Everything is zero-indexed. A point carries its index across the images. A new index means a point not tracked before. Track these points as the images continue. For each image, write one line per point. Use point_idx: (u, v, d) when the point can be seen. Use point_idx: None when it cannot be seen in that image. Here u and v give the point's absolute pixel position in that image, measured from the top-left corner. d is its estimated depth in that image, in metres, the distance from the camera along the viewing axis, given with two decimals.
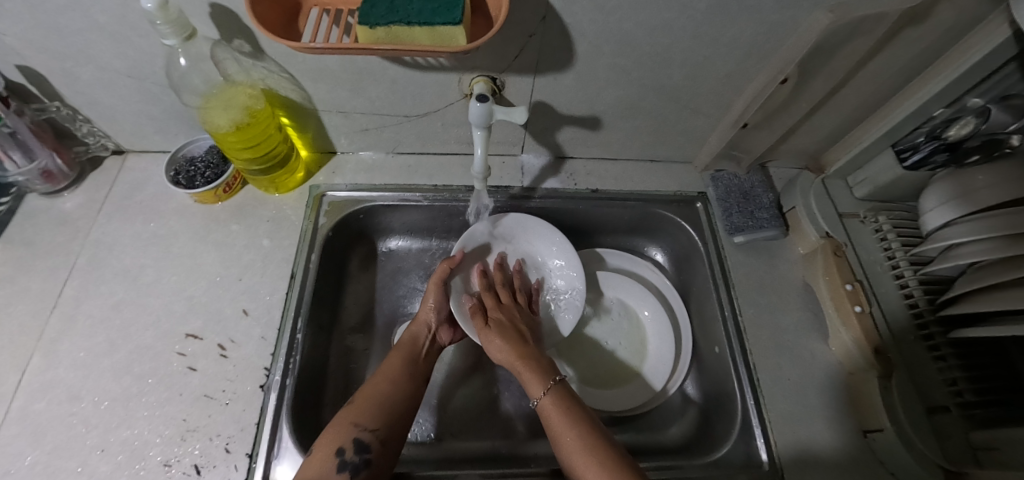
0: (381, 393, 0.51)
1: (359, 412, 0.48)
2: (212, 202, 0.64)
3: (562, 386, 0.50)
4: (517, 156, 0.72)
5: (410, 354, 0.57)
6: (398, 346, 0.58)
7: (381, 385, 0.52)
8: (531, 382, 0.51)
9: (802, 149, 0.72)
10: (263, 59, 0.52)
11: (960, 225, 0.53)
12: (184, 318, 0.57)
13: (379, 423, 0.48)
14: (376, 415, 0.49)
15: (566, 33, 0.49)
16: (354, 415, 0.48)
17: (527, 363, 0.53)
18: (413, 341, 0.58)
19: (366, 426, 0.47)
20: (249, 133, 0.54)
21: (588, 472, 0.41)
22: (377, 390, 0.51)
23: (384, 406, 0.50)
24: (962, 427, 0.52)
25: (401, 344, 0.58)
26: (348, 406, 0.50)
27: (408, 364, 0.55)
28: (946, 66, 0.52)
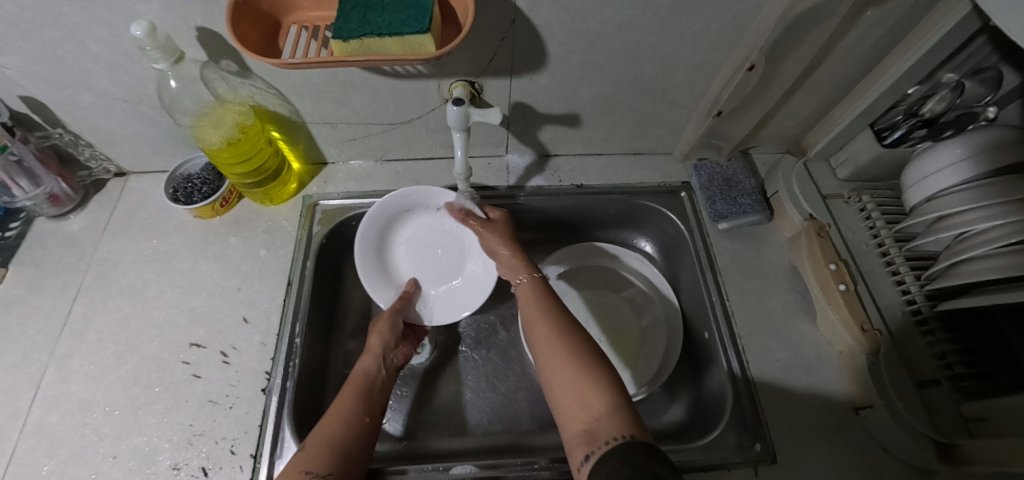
0: (329, 433, 0.45)
1: (309, 458, 0.42)
2: (210, 216, 0.66)
3: (539, 281, 0.56)
4: (502, 156, 0.73)
5: (361, 389, 0.52)
6: (348, 385, 0.53)
7: (330, 424, 0.46)
8: (516, 269, 0.59)
9: (782, 134, 0.73)
10: (250, 77, 0.55)
11: (949, 198, 0.53)
12: (187, 328, 0.59)
13: (326, 466, 0.42)
14: (326, 460, 0.42)
15: (536, 35, 0.51)
16: (300, 462, 0.42)
17: (518, 258, 0.60)
18: (364, 379, 0.54)
19: (316, 472, 0.41)
20: (240, 148, 0.57)
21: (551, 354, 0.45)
22: (328, 431, 0.45)
23: (337, 448, 0.44)
24: (953, 400, 0.52)
25: (353, 379, 0.53)
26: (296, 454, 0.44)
27: (358, 400, 0.50)
28: (913, 44, 0.53)
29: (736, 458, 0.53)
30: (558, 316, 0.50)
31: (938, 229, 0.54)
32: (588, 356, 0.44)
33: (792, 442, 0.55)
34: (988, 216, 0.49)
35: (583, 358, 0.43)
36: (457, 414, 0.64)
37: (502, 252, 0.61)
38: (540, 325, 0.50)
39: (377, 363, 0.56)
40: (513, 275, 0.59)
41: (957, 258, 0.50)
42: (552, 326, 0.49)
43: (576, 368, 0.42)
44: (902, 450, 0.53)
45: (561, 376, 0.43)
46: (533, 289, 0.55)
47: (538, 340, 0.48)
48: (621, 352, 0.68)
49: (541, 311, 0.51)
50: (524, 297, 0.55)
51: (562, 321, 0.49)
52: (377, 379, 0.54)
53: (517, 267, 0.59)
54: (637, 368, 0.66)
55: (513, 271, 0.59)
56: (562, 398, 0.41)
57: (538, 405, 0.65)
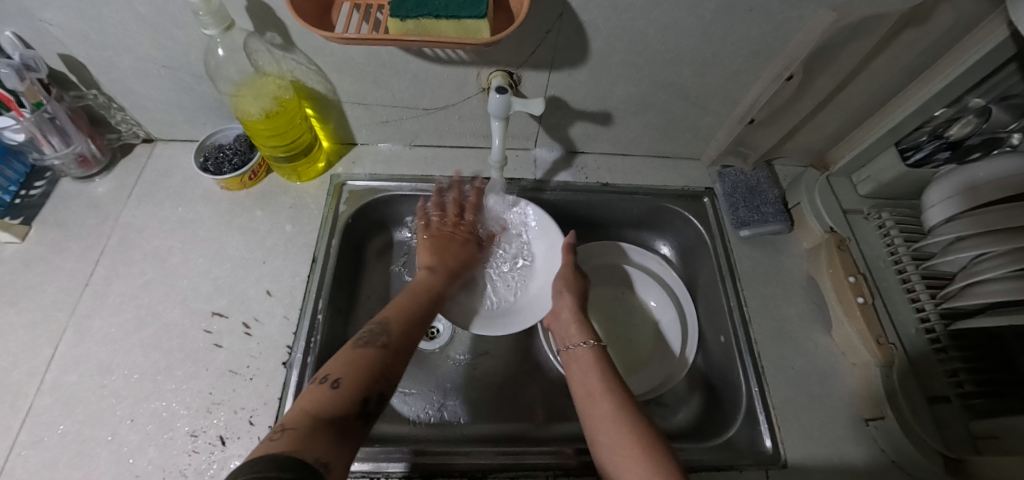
0: (403, 336, 0.48)
1: (388, 359, 0.44)
2: (238, 188, 0.66)
3: (598, 347, 0.55)
4: (530, 150, 0.74)
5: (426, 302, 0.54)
6: (416, 292, 0.55)
7: (404, 325, 0.49)
8: (572, 331, 0.58)
9: (807, 147, 0.74)
10: (293, 51, 0.55)
11: (963, 219, 0.55)
12: (210, 298, 0.59)
13: (392, 370, 0.44)
14: (393, 367, 0.45)
15: (581, 30, 0.52)
16: (379, 362, 0.43)
17: (575, 319, 0.58)
18: (430, 292, 0.57)
19: (388, 379, 0.43)
20: (278, 121, 0.57)
21: (619, 438, 0.43)
22: (401, 333, 0.48)
23: (402, 354, 0.46)
24: (962, 417, 0.53)
25: (421, 292, 0.56)
26: (373, 345, 0.45)
27: (425, 312, 0.54)
28: (948, 66, 0.54)
29: (748, 460, 0.54)
30: (621, 391, 0.49)
31: (951, 250, 0.55)
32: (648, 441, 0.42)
33: (802, 448, 0.56)
34: (988, 243, 0.52)
35: (645, 442, 0.42)
36: (470, 401, 0.64)
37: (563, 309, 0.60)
38: (600, 399, 0.48)
39: (443, 279, 0.60)
40: (570, 337, 0.57)
41: (971, 279, 0.52)
42: (613, 401, 0.47)
43: (645, 460, 0.41)
44: (910, 462, 0.54)
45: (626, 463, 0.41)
46: (591, 354, 0.54)
47: (597, 414, 0.47)
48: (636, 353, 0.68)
49: (601, 385, 0.50)
50: (580, 362, 0.54)
51: (623, 398, 0.48)
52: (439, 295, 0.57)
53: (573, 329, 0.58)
54: (653, 366, 0.67)
55: (569, 331, 0.58)
56: None
57: (550, 397, 0.65)
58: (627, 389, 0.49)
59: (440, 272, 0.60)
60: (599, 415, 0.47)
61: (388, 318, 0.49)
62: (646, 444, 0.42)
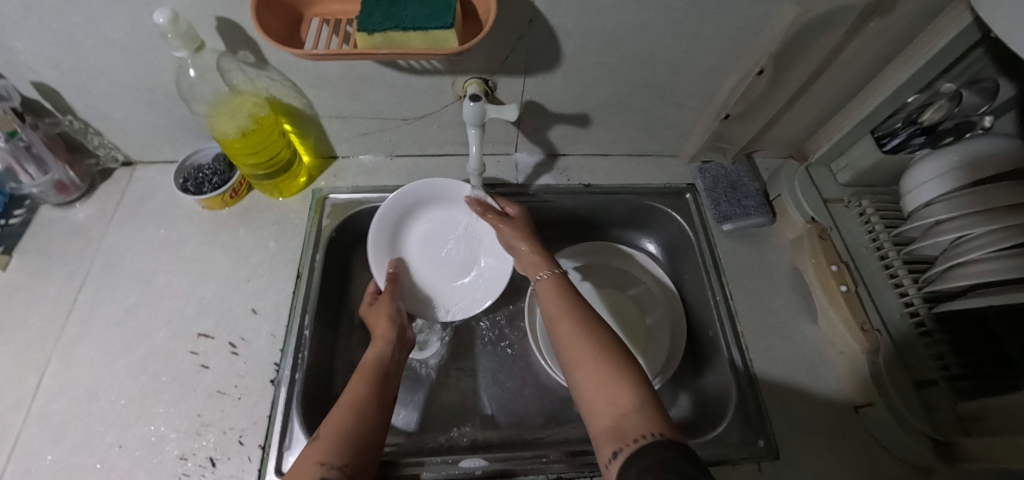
0: (345, 419, 0.44)
1: (326, 446, 0.41)
2: (220, 207, 0.66)
3: (558, 275, 0.56)
4: (511, 155, 0.74)
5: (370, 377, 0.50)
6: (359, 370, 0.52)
7: (345, 411, 0.45)
8: (534, 266, 0.59)
9: (786, 139, 0.75)
10: (266, 68, 0.55)
11: (949, 200, 0.54)
12: (196, 319, 0.59)
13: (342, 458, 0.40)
14: (343, 449, 0.41)
15: (553, 35, 0.52)
16: (319, 450, 0.40)
17: (538, 256, 0.59)
18: (377, 365, 0.53)
19: (333, 463, 0.39)
20: (255, 139, 0.57)
21: (579, 352, 0.44)
22: (341, 418, 0.44)
23: (350, 436, 0.42)
24: (950, 399, 0.53)
25: (367, 367, 0.52)
26: (313, 441, 0.42)
27: (372, 387, 0.49)
28: (916, 53, 0.55)
29: (740, 454, 0.54)
30: (579, 310, 0.49)
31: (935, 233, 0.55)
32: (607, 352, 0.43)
33: (793, 439, 0.56)
34: (977, 222, 0.51)
35: (606, 354, 0.43)
36: (463, 409, 0.64)
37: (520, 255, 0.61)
38: (560, 319, 0.49)
39: (384, 348, 0.56)
40: (533, 271, 0.59)
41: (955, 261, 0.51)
42: (571, 320, 0.48)
43: (603, 366, 0.41)
44: (899, 446, 0.55)
45: (587, 372, 0.42)
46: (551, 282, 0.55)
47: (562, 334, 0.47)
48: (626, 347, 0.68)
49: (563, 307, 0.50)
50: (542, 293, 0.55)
51: (582, 316, 0.48)
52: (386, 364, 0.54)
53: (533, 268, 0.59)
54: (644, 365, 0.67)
55: (530, 267, 0.59)
56: (589, 400, 0.40)
57: (543, 400, 0.65)
58: (586, 307, 0.50)
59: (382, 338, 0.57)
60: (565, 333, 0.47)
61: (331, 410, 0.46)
62: (604, 353, 0.43)
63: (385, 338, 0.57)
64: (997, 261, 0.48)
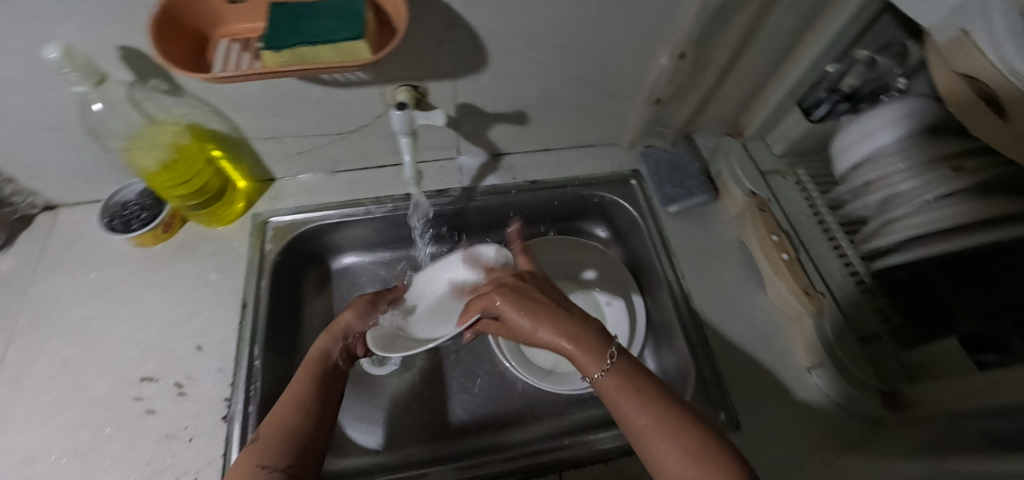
0: (288, 421, 0.43)
1: (267, 450, 0.40)
2: (153, 243, 0.63)
3: (620, 366, 0.43)
4: (454, 159, 0.73)
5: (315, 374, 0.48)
6: (302, 365, 0.49)
7: (289, 413, 0.44)
8: (589, 358, 0.44)
9: (721, 118, 0.77)
10: (183, 95, 0.53)
11: (900, 152, 0.55)
12: (138, 363, 0.56)
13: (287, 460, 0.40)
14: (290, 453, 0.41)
15: (474, 35, 0.52)
16: (265, 454, 0.40)
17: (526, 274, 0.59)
18: (322, 359, 0.51)
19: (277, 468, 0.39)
20: (178, 170, 0.55)
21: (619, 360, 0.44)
22: (279, 421, 0.43)
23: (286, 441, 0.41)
24: (893, 350, 0.56)
25: (310, 360, 0.50)
26: (252, 444, 0.41)
27: (316, 383, 0.47)
28: (826, 25, 0.57)
29: None
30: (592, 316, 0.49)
31: (874, 189, 0.57)
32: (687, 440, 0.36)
33: (750, 407, 0.58)
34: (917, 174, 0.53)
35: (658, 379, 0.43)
36: (432, 420, 0.64)
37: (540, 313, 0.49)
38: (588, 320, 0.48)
39: (332, 343, 0.53)
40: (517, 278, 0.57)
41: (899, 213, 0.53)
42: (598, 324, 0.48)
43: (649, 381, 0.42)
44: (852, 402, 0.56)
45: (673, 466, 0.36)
46: (618, 381, 0.42)
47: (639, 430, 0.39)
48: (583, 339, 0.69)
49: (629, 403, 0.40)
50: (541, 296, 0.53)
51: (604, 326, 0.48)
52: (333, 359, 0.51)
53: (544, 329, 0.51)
54: None
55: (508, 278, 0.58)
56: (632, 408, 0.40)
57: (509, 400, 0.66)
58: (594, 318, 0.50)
59: (330, 331, 0.54)
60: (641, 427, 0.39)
61: (273, 411, 0.44)
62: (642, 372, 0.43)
63: (338, 331, 0.55)
64: (926, 214, 0.50)
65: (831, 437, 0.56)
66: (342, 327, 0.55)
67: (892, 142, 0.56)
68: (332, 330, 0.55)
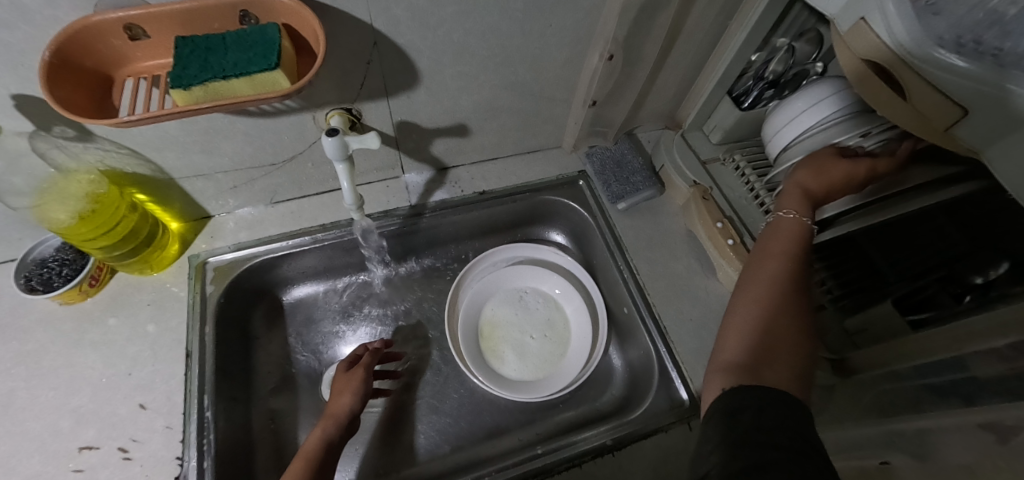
0: None
1: None
2: (80, 300, 0.59)
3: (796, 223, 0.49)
4: (400, 177, 0.72)
5: (308, 467, 0.48)
6: (295, 460, 0.49)
7: None
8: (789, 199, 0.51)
9: (659, 112, 0.79)
10: (94, 140, 0.50)
11: (824, 132, 0.55)
12: (73, 433, 0.52)
13: None
14: None
15: (402, 53, 0.51)
16: None
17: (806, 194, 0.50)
18: (316, 452, 0.50)
19: None
20: (97, 220, 0.51)
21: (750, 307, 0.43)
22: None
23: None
24: (838, 319, 0.61)
25: (304, 455, 0.50)
26: None
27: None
28: (743, 17, 0.60)
29: (670, 419, 0.57)
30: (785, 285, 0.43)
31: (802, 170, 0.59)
32: (762, 335, 0.40)
33: None
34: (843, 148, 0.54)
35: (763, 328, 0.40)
36: (407, 446, 0.63)
37: (810, 169, 0.51)
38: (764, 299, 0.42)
39: (325, 430, 0.53)
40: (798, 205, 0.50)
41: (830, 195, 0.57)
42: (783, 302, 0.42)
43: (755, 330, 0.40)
44: None
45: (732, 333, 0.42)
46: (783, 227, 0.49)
47: (733, 313, 0.43)
48: (541, 339, 0.70)
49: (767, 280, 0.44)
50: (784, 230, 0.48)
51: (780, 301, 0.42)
52: (327, 452, 0.51)
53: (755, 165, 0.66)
54: (573, 355, 0.68)
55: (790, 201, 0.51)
56: (728, 336, 0.42)
57: (481, 415, 0.66)
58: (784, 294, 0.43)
59: (329, 420, 0.54)
60: (735, 317, 0.43)
61: None
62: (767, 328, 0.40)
63: (335, 419, 0.55)
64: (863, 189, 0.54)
65: None
66: (339, 414, 0.55)
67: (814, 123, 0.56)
68: (330, 415, 0.55)
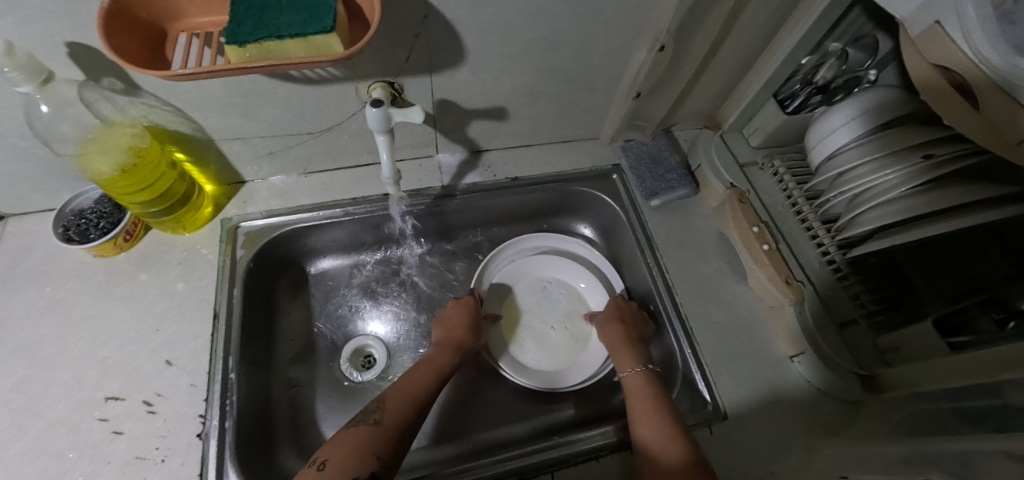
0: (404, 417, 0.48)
1: (380, 437, 0.45)
2: (114, 253, 0.60)
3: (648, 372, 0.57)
4: (433, 157, 0.72)
5: (434, 381, 0.54)
6: (424, 366, 0.56)
7: (404, 407, 0.49)
8: (622, 357, 0.59)
9: (698, 110, 0.78)
10: (140, 95, 0.50)
11: (864, 145, 0.55)
12: (99, 383, 0.52)
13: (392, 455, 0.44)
14: (394, 445, 0.45)
15: (450, 29, 0.50)
16: (376, 442, 0.44)
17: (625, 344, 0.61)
18: (440, 366, 0.57)
19: (385, 459, 0.43)
20: (137, 175, 0.52)
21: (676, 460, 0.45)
22: (403, 415, 0.48)
23: (402, 435, 0.47)
24: (870, 335, 0.58)
25: (433, 365, 0.56)
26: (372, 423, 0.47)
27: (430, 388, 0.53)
28: (799, 17, 0.58)
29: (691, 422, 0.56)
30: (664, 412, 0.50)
31: (843, 182, 0.57)
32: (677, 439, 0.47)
33: (742, 402, 0.58)
34: (880, 165, 0.53)
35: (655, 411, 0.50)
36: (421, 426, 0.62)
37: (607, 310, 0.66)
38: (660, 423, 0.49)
39: (453, 355, 0.59)
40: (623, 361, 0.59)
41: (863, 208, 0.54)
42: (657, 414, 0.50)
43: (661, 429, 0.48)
44: (834, 388, 0.58)
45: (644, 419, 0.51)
46: (641, 381, 0.55)
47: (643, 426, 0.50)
48: (562, 331, 0.70)
49: (650, 403, 0.52)
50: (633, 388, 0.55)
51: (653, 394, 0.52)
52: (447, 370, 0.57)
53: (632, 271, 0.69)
54: (593, 350, 0.68)
55: (621, 356, 0.60)
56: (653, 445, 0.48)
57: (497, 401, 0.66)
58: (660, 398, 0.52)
59: (451, 342, 0.60)
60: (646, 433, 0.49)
61: (392, 396, 0.50)
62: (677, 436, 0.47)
63: (456, 344, 0.60)
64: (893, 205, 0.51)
65: (814, 424, 0.57)
66: (459, 341, 0.61)
67: (866, 132, 0.56)
68: (449, 339, 0.61)
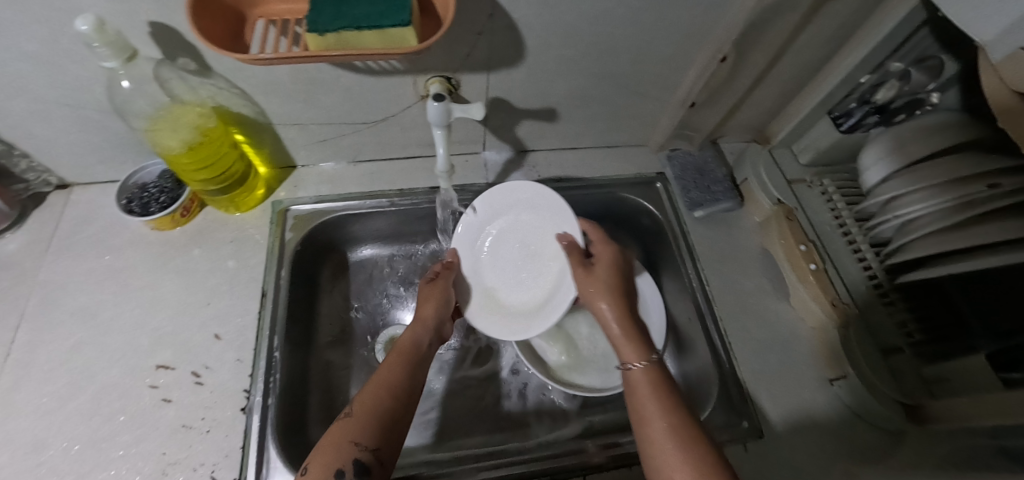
0: (377, 403, 0.43)
1: (358, 424, 0.41)
2: (170, 228, 0.62)
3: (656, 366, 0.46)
4: (479, 154, 0.73)
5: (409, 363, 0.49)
6: (393, 349, 0.50)
7: (380, 394, 0.44)
8: (626, 348, 0.49)
9: (747, 124, 0.77)
10: (211, 76, 0.52)
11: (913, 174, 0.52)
12: (151, 351, 0.54)
13: (376, 442, 0.40)
14: (372, 430, 0.41)
15: (513, 29, 0.51)
16: (352, 431, 0.40)
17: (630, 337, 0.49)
18: (409, 347, 0.51)
19: (366, 445, 0.40)
20: (203, 153, 0.53)
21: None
22: (376, 401, 0.43)
23: (391, 420, 0.43)
24: (915, 365, 0.55)
25: (402, 348, 0.50)
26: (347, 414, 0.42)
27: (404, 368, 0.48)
28: (865, 34, 0.57)
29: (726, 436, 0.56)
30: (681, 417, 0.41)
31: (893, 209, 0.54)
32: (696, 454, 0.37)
33: (780, 421, 0.58)
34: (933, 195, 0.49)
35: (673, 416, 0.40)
36: (456, 417, 0.64)
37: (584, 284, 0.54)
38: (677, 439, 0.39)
39: (422, 334, 0.53)
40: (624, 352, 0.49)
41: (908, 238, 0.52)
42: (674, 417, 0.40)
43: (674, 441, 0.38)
44: (875, 416, 0.56)
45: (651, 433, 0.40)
46: (647, 378, 0.45)
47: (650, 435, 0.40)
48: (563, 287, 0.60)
49: (659, 404, 0.42)
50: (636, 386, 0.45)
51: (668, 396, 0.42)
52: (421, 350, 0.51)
53: (596, 234, 0.59)
54: None
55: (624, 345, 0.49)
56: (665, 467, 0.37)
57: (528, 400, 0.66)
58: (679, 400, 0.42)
59: (421, 320, 0.54)
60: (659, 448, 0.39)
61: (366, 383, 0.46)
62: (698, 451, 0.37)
63: (427, 322, 0.54)
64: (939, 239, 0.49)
65: (853, 449, 0.56)
66: (429, 319, 0.55)
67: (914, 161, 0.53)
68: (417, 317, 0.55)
